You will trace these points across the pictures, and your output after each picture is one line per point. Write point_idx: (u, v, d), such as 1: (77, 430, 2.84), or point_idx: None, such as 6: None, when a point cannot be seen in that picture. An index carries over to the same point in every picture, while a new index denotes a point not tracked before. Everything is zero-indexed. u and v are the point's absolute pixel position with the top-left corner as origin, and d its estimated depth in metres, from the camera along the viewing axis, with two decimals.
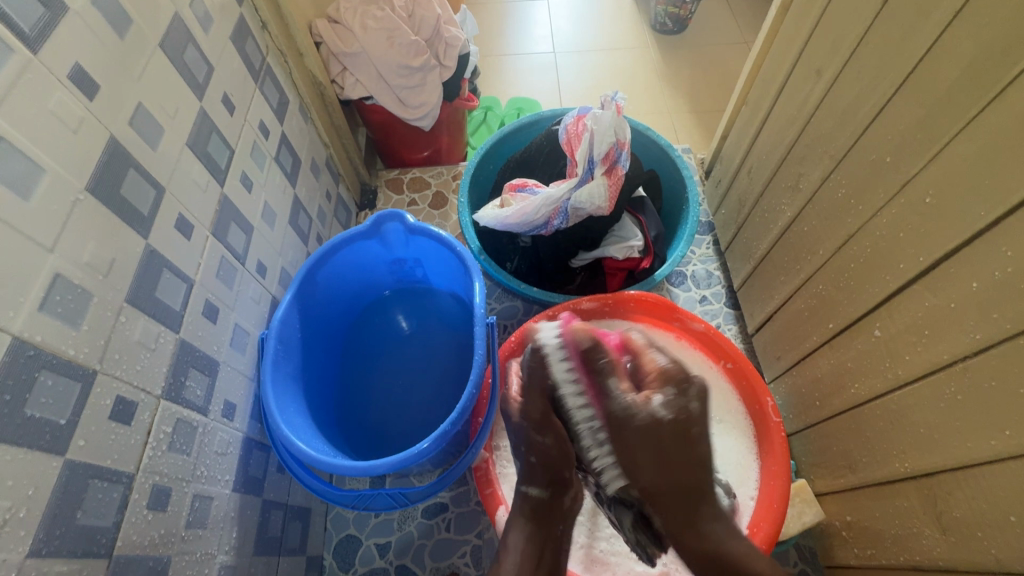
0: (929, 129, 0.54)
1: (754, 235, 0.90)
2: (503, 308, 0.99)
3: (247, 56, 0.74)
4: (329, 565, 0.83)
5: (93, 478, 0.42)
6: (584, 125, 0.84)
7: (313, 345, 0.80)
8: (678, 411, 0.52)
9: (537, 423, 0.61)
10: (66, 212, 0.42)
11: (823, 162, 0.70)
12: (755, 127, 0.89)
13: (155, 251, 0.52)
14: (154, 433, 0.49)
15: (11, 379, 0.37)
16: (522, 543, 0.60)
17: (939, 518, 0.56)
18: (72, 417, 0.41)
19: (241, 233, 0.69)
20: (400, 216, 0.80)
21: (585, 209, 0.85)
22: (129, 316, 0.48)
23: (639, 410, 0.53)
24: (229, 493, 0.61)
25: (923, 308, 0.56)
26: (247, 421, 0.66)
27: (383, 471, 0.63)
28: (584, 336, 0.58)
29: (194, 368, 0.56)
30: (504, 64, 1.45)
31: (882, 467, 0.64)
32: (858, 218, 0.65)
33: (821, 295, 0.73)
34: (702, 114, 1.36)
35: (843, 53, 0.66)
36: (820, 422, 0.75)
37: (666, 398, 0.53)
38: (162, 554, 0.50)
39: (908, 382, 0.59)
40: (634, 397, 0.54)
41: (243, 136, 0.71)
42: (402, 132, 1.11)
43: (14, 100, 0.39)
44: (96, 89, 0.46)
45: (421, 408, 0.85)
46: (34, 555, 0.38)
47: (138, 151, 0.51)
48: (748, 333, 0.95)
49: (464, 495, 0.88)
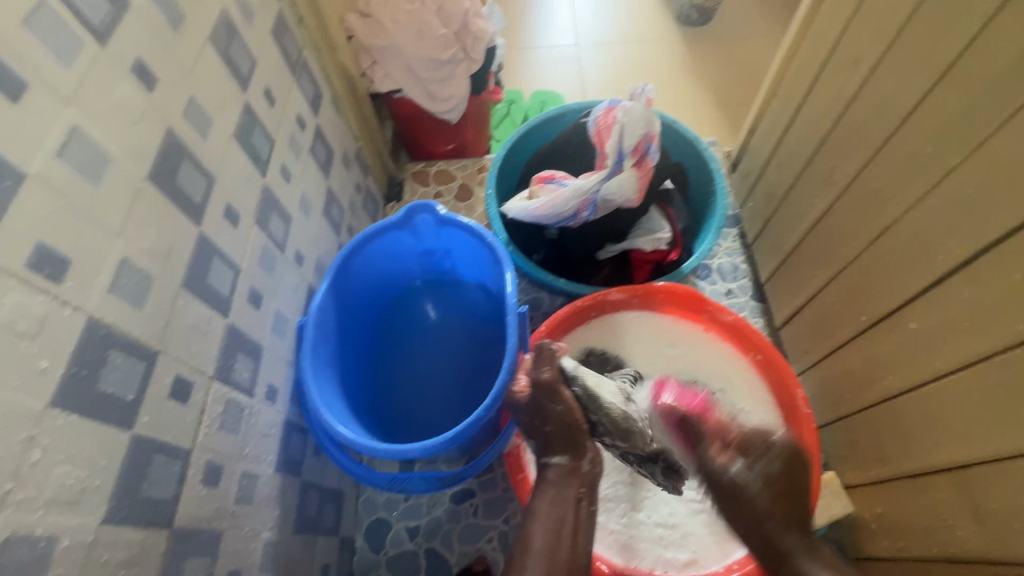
0: (973, 120, 0.54)
1: (783, 228, 0.90)
2: (528, 299, 1.00)
3: (286, 50, 0.75)
4: (360, 547, 0.86)
5: (155, 452, 0.45)
6: (614, 117, 0.84)
7: (347, 332, 0.83)
8: (764, 477, 0.65)
9: (547, 390, 0.68)
10: (129, 199, 0.44)
11: (860, 154, 0.70)
12: (786, 120, 0.89)
13: (207, 239, 0.54)
14: (207, 412, 0.52)
15: (85, 356, 0.39)
16: (548, 507, 0.64)
17: (974, 511, 0.56)
18: (137, 393, 0.43)
19: (281, 223, 0.71)
20: (432, 207, 0.81)
21: (614, 201, 0.86)
22: (185, 300, 0.50)
23: (731, 469, 0.66)
24: (272, 472, 0.63)
25: (962, 301, 0.56)
26: (287, 404, 0.68)
27: (418, 454, 0.65)
28: (675, 404, 0.72)
29: (241, 352, 0.59)
30: (528, 57, 1.45)
31: (915, 460, 0.64)
32: (895, 209, 0.65)
33: (853, 288, 0.73)
34: (727, 106, 1.35)
35: (881, 44, 0.65)
36: (851, 415, 0.75)
37: (746, 465, 0.66)
38: (215, 528, 0.52)
39: (944, 374, 0.59)
40: (726, 458, 0.67)
41: (282, 129, 0.73)
42: (429, 125, 1.12)
43: (86, 92, 0.41)
44: (155, 82, 0.48)
45: (450, 395, 0.87)
46: (106, 523, 0.40)
47: (192, 143, 0.53)
48: (775, 326, 0.95)
49: (491, 482, 0.89)
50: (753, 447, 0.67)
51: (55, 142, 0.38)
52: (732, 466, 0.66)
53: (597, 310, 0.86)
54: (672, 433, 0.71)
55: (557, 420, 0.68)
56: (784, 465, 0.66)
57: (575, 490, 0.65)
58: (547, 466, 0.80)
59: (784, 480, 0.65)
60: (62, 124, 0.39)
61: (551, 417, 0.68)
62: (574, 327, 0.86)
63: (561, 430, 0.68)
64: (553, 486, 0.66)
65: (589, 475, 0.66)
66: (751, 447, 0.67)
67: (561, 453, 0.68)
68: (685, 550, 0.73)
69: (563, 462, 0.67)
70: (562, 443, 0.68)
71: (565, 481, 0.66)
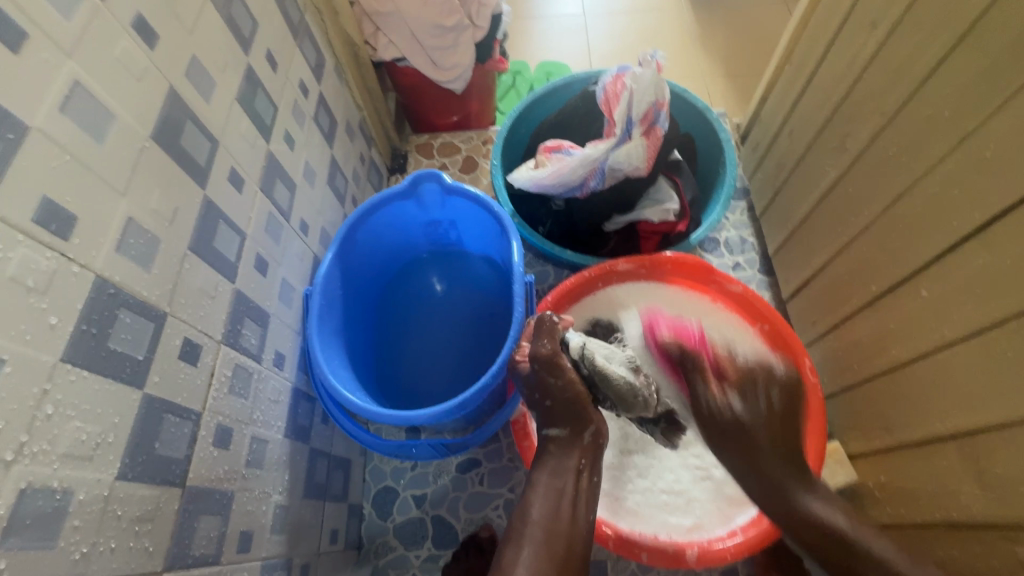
0: (994, 81, 0.52)
1: (793, 199, 0.89)
2: (533, 272, 1.00)
3: (287, 13, 0.74)
4: (368, 514, 0.87)
5: (166, 412, 0.45)
6: (623, 83, 0.82)
7: (353, 302, 0.83)
8: (752, 405, 0.75)
9: (548, 364, 0.65)
10: (134, 158, 0.44)
11: (874, 120, 0.68)
12: (798, 88, 0.87)
13: (212, 203, 0.54)
14: (216, 375, 0.52)
15: (95, 314, 0.39)
16: (547, 478, 0.63)
17: (980, 477, 0.57)
18: (147, 353, 0.43)
19: (286, 190, 0.70)
20: (437, 175, 0.80)
21: (622, 170, 0.84)
22: (192, 263, 0.50)
23: (722, 406, 0.75)
24: (281, 438, 0.64)
25: (976, 267, 0.56)
26: (295, 372, 0.69)
27: (425, 420, 0.66)
28: (672, 346, 0.79)
29: (248, 318, 0.59)
30: (534, 27, 1.42)
31: (921, 428, 0.64)
32: (909, 176, 0.63)
33: (864, 258, 0.72)
34: (738, 77, 1.32)
35: (901, 4, 0.63)
36: (857, 384, 0.75)
37: (739, 398, 0.75)
38: (227, 488, 0.53)
39: (955, 342, 0.59)
40: (717, 397, 0.75)
41: (285, 94, 0.72)
42: (433, 95, 1.10)
43: (87, 46, 0.40)
44: (156, 40, 0.47)
45: (457, 365, 0.87)
46: (121, 478, 0.40)
47: (194, 104, 0.52)
48: (782, 299, 0.95)
49: (496, 451, 0.90)
50: (746, 387, 0.77)
51: (57, 96, 0.37)
52: (721, 401, 0.75)
53: (603, 281, 0.86)
54: (660, 364, 0.80)
55: (558, 394, 0.65)
56: (784, 395, 0.75)
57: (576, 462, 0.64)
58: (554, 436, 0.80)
59: (773, 425, 0.73)
60: (63, 79, 0.38)
61: (552, 391, 0.65)
62: (581, 297, 0.86)
63: (562, 404, 0.65)
64: (553, 456, 0.65)
65: (592, 446, 0.65)
66: (753, 377, 0.78)
67: (562, 425, 0.66)
68: (689, 516, 0.74)
69: (564, 435, 0.65)
70: (564, 417, 0.65)
71: (565, 452, 0.65)
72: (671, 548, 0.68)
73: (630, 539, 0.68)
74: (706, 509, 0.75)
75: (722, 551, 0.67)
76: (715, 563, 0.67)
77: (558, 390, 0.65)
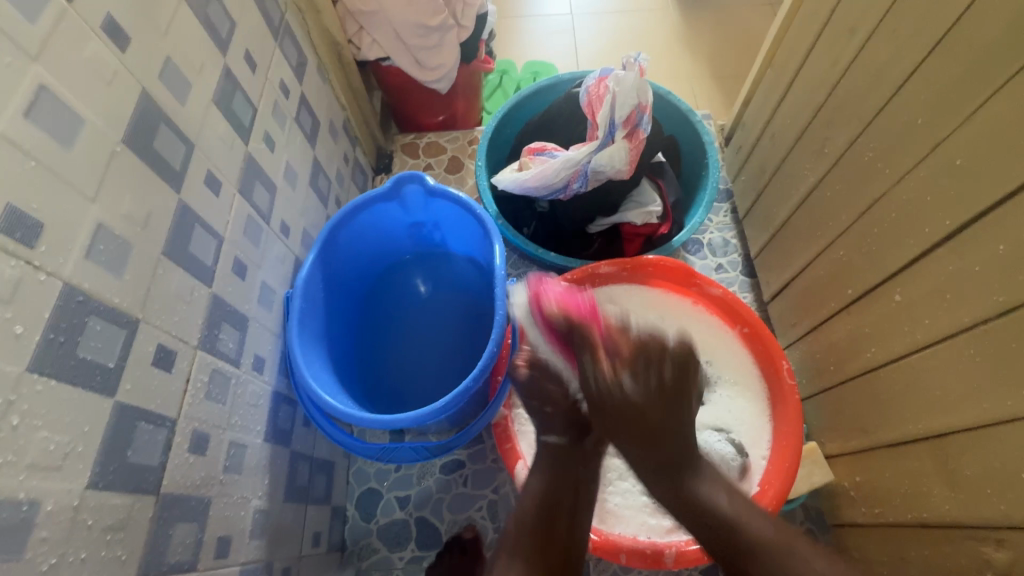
0: (965, 89, 0.53)
1: (774, 202, 0.89)
2: (518, 273, 1.00)
3: (267, 12, 0.73)
4: (351, 516, 0.87)
5: (139, 420, 0.45)
6: (606, 86, 0.82)
7: (336, 304, 0.82)
8: (644, 380, 0.63)
9: None
10: (104, 163, 0.43)
11: (852, 126, 0.69)
12: (780, 92, 0.88)
13: (188, 206, 0.53)
14: (192, 381, 0.52)
15: (64, 321, 0.38)
16: (544, 484, 0.64)
17: (950, 478, 0.58)
18: (119, 360, 0.43)
19: (265, 192, 0.70)
20: (420, 177, 0.80)
21: (605, 173, 0.85)
22: (166, 268, 0.49)
23: (614, 383, 0.63)
24: (261, 442, 0.64)
25: (947, 272, 0.57)
26: (275, 375, 0.68)
27: (406, 424, 0.66)
28: (555, 311, 0.67)
29: (226, 322, 0.58)
30: (520, 26, 1.42)
31: (895, 429, 0.65)
32: (884, 182, 0.64)
33: (841, 262, 0.73)
34: (723, 79, 1.33)
35: (877, 12, 0.64)
36: (834, 385, 0.77)
37: (631, 373, 0.63)
38: (203, 494, 0.52)
39: (926, 345, 0.60)
40: (605, 372, 0.64)
41: (265, 95, 0.71)
42: (418, 95, 1.09)
43: (54, 50, 0.39)
44: (128, 42, 0.46)
45: (441, 367, 0.87)
46: (92, 487, 0.40)
47: (168, 106, 0.52)
48: (764, 301, 0.96)
49: (480, 453, 0.91)
50: (642, 346, 0.64)
51: (21, 101, 0.37)
52: (625, 378, 0.63)
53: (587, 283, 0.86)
54: (548, 338, 0.69)
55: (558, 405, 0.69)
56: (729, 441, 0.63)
57: (573, 472, 0.65)
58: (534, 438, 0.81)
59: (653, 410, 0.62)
60: (28, 83, 0.37)
61: None
62: None
63: (562, 411, 0.70)
64: (548, 466, 0.66)
65: (590, 454, 0.67)
66: (637, 353, 0.64)
67: (560, 434, 0.69)
68: (669, 516, 0.75)
69: (563, 442, 0.68)
70: (566, 426, 0.69)
71: (563, 462, 0.66)
72: (649, 550, 0.69)
73: (610, 542, 0.69)
74: None
75: (700, 550, 0.68)
76: (693, 563, 0.68)
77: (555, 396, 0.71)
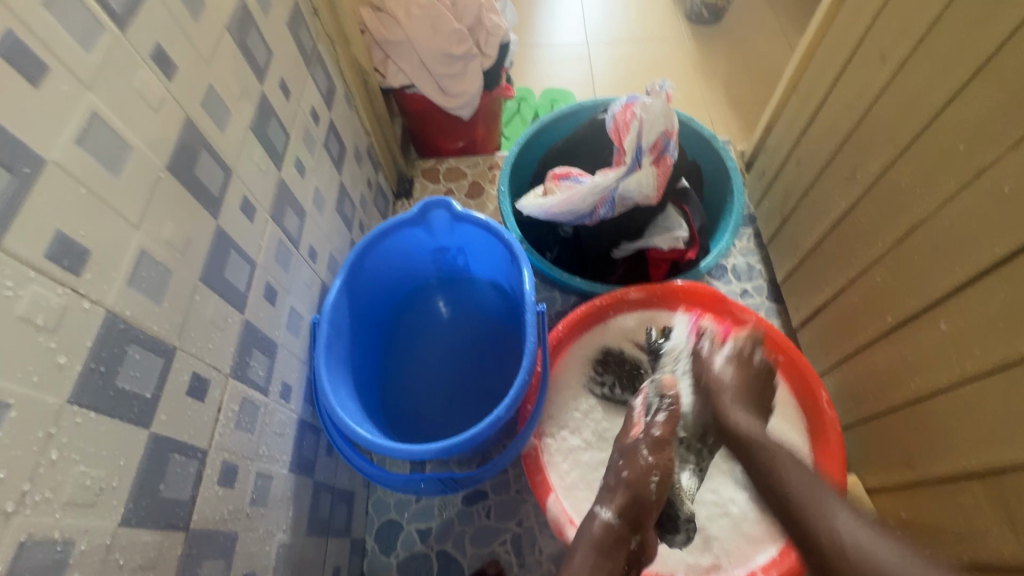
0: (1010, 116, 0.53)
1: (802, 228, 0.89)
2: (541, 298, 0.99)
3: (300, 41, 0.74)
4: (371, 549, 0.84)
5: (172, 452, 0.43)
6: (633, 113, 0.82)
7: (360, 330, 0.81)
8: (739, 351, 0.73)
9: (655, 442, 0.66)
10: (150, 189, 0.43)
11: (885, 152, 0.69)
12: (805, 119, 0.88)
13: (224, 233, 0.53)
14: (223, 410, 0.50)
15: (104, 351, 0.38)
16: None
17: (1010, 517, 0.55)
18: (156, 391, 0.42)
19: (296, 217, 0.69)
20: (447, 203, 0.79)
21: (632, 199, 0.84)
22: (203, 294, 0.48)
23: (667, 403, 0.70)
24: (286, 473, 0.62)
25: (998, 301, 0.55)
26: (301, 403, 0.67)
27: (433, 454, 0.63)
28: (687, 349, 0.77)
29: (256, 349, 0.57)
30: (538, 55, 1.44)
31: (945, 464, 0.63)
32: (923, 208, 0.63)
33: (878, 289, 0.71)
34: (740, 105, 1.34)
35: (910, 40, 0.64)
36: (874, 416, 0.74)
37: (731, 347, 0.74)
38: (230, 529, 0.51)
39: (976, 377, 0.58)
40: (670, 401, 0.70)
41: (297, 122, 0.71)
42: (440, 121, 1.10)
43: (107, 78, 0.39)
44: (175, 70, 0.47)
45: (464, 394, 0.86)
46: (125, 524, 0.39)
47: (209, 133, 0.52)
48: (792, 327, 0.94)
49: (504, 483, 0.88)
50: (745, 354, 0.73)
51: (75, 128, 0.37)
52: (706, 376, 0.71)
53: (614, 310, 0.86)
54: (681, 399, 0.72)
55: (638, 480, 0.64)
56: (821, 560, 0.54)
57: (618, 566, 0.60)
58: (565, 470, 0.78)
59: (746, 372, 0.72)
60: (82, 111, 0.37)
61: (635, 465, 0.65)
62: (591, 326, 0.86)
63: (641, 488, 0.63)
64: (596, 543, 0.61)
65: (635, 555, 0.61)
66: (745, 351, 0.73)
67: (616, 513, 0.62)
68: (707, 555, 0.71)
69: (613, 523, 0.62)
70: (627, 504, 0.63)
71: (611, 547, 0.60)
72: None
73: None
74: (725, 547, 0.72)
75: None
76: None
77: (646, 474, 0.64)
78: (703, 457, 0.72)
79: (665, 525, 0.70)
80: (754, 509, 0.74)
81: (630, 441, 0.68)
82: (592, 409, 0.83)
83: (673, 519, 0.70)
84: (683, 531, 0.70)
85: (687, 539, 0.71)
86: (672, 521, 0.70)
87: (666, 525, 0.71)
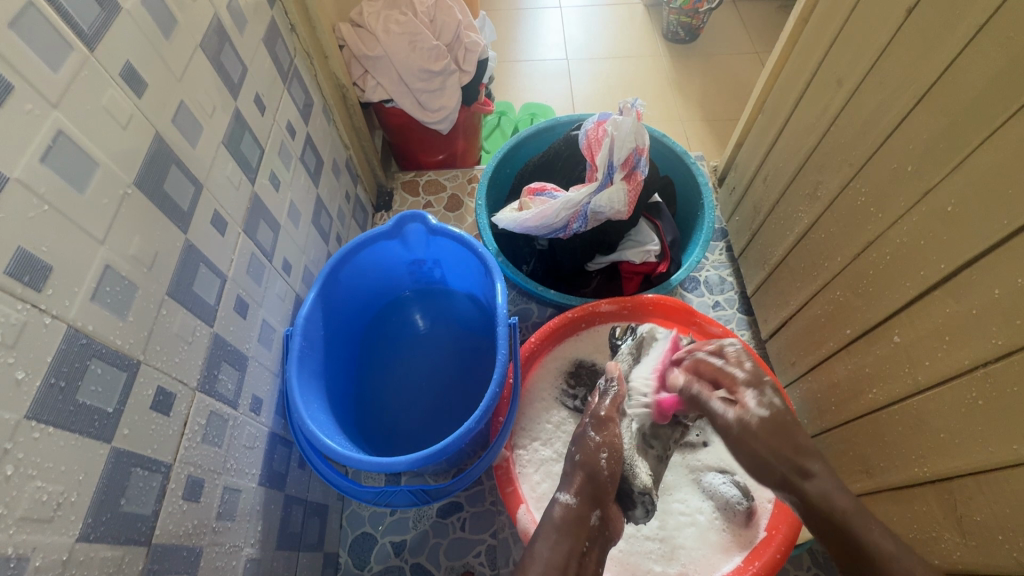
0: (951, 140, 0.56)
1: (769, 242, 0.91)
2: (517, 309, 1.00)
3: (277, 57, 0.75)
4: (344, 564, 0.83)
5: (135, 466, 0.44)
6: (605, 130, 0.84)
7: (335, 342, 0.82)
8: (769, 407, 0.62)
9: (600, 421, 0.67)
10: (116, 205, 0.43)
11: (842, 171, 0.72)
12: (771, 136, 0.91)
13: (193, 246, 0.53)
14: (190, 424, 0.50)
15: (65, 366, 0.38)
16: (550, 552, 0.58)
17: (959, 523, 0.58)
18: (119, 405, 0.42)
19: (269, 231, 0.70)
20: (422, 216, 0.81)
21: (604, 214, 0.86)
22: (170, 309, 0.49)
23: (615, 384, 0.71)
24: (255, 486, 0.61)
25: (944, 315, 0.58)
26: (272, 416, 0.67)
27: (404, 467, 0.63)
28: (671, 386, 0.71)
29: (226, 362, 0.57)
30: (518, 71, 1.47)
31: (900, 472, 0.65)
32: (877, 226, 0.66)
33: (838, 302, 0.74)
34: (714, 122, 1.38)
35: (863, 66, 0.67)
36: (836, 426, 0.76)
37: (759, 399, 0.63)
38: (194, 544, 0.50)
39: (927, 388, 0.60)
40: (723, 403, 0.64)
41: (272, 136, 0.72)
42: (419, 135, 1.12)
43: (73, 96, 0.40)
44: (144, 87, 0.48)
45: (438, 406, 0.86)
46: (83, 540, 0.39)
47: (180, 148, 0.52)
48: (762, 338, 0.96)
49: (479, 495, 0.88)
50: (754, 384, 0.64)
51: (39, 147, 0.37)
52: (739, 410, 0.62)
53: (587, 322, 0.88)
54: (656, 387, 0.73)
55: (590, 461, 0.64)
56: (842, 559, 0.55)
57: (579, 544, 0.58)
58: (537, 481, 0.79)
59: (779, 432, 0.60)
60: (46, 129, 0.38)
61: (584, 448, 0.65)
62: (563, 338, 0.88)
63: (592, 465, 0.63)
64: (555, 528, 0.59)
65: (597, 531, 0.60)
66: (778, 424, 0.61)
67: (573, 495, 0.61)
68: (675, 564, 0.72)
69: (571, 503, 0.61)
70: (582, 485, 0.62)
71: (571, 527, 0.59)
72: None
73: None
74: (692, 556, 0.73)
75: None
76: None
77: (595, 453, 0.64)
78: (667, 445, 0.73)
79: (620, 500, 0.65)
80: (721, 518, 0.75)
81: (580, 427, 0.69)
82: (563, 422, 0.84)
83: (628, 495, 0.65)
84: (640, 505, 0.65)
85: (647, 514, 0.66)
86: (628, 499, 0.65)
87: (623, 501, 0.65)
